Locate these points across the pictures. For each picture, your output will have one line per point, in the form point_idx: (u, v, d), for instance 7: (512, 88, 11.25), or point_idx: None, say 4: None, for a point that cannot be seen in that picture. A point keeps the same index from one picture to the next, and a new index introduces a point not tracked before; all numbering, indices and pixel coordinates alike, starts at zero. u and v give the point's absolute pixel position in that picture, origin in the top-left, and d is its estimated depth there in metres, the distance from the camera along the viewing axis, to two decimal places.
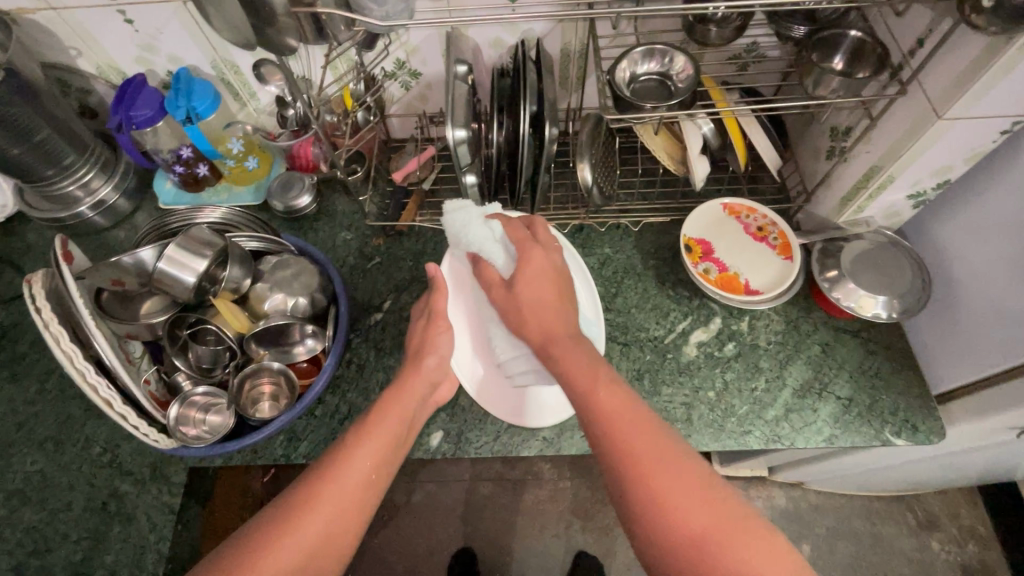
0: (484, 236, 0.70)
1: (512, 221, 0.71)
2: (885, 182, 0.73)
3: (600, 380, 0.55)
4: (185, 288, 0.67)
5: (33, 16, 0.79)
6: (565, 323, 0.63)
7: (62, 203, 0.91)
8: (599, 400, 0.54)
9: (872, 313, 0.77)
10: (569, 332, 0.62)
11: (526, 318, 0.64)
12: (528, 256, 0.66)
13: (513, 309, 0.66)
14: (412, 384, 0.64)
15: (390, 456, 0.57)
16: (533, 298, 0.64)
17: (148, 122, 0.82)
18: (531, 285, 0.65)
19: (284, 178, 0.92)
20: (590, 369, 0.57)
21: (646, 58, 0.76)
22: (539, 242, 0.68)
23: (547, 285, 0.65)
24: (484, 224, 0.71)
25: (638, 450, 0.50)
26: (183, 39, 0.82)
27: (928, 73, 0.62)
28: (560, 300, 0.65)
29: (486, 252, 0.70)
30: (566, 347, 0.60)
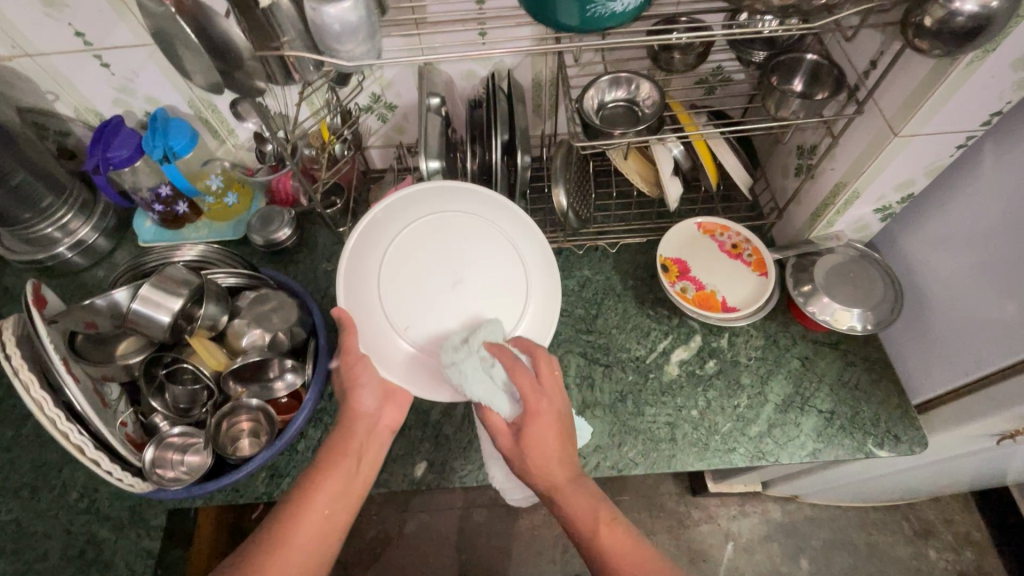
0: (487, 385, 0.62)
1: (517, 364, 0.62)
2: (851, 198, 0.74)
3: (603, 522, 0.58)
4: (161, 328, 0.67)
5: (8, 64, 0.80)
6: (565, 470, 0.61)
7: (40, 245, 0.91)
8: (605, 539, 0.57)
9: (847, 326, 0.78)
10: (568, 477, 0.60)
11: (534, 471, 0.60)
12: (538, 413, 0.60)
13: (517, 458, 0.61)
14: (355, 424, 0.63)
15: (341, 504, 0.59)
16: (536, 457, 0.60)
17: (125, 162, 0.83)
18: (534, 446, 0.60)
19: (263, 213, 0.93)
20: (593, 506, 0.59)
21: (613, 86, 0.78)
22: (543, 387, 0.62)
23: (552, 439, 0.61)
24: (487, 370, 0.63)
25: (626, 565, 0.56)
26: (160, 80, 0.83)
27: (882, 92, 0.64)
28: (564, 446, 0.61)
29: (489, 404, 0.62)
30: (575, 493, 0.60)
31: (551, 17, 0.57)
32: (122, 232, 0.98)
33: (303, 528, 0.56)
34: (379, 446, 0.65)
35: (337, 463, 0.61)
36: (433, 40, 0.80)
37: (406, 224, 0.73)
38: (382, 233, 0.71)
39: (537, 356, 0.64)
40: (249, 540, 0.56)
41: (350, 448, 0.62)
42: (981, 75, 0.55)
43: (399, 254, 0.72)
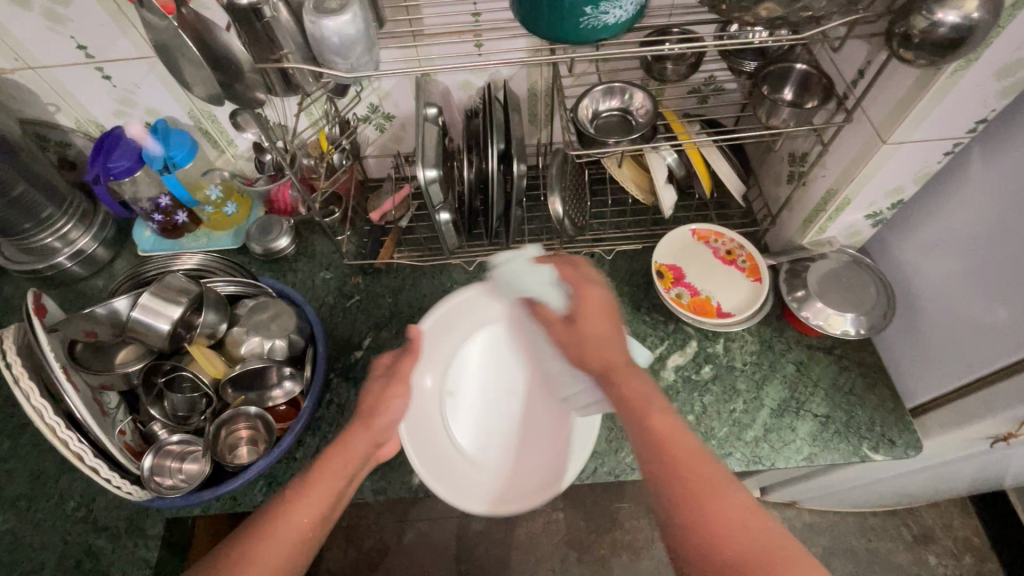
0: (537, 282, 0.73)
1: (563, 261, 0.69)
2: (842, 204, 0.76)
3: (656, 401, 0.55)
4: (160, 336, 0.67)
5: (11, 77, 0.81)
6: (623, 352, 0.61)
7: (40, 255, 0.91)
8: (657, 421, 0.54)
9: (840, 330, 0.78)
10: (626, 360, 0.60)
11: (589, 350, 0.62)
12: (587, 294, 0.65)
13: (574, 341, 0.64)
14: (353, 443, 0.61)
15: (325, 521, 0.54)
16: (591, 337, 0.62)
17: (125, 172, 0.84)
18: (590, 320, 0.63)
19: (262, 222, 0.95)
20: (646, 398, 0.56)
21: (607, 96, 0.79)
22: (586, 277, 0.66)
23: (604, 318, 0.63)
24: (540, 270, 0.73)
25: (678, 442, 0.51)
26: (161, 92, 0.85)
27: (870, 101, 0.66)
28: (617, 330, 0.63)
29: (545, 298, 0.71)
30: (629, 375, 0.59)
31: (543, 28, 0.58)
32: (121, 242, 0.99)
33: (286, 537, 0.51)
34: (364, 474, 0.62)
35: (328, 476, 0.56)
36: (430, 52, 0.81)
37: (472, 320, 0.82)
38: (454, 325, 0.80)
39: (580, 266, 0.68)
40: (223, 543, 0.50)
41: (348, 465, 0.59)
42: (965, 83, 0.57)
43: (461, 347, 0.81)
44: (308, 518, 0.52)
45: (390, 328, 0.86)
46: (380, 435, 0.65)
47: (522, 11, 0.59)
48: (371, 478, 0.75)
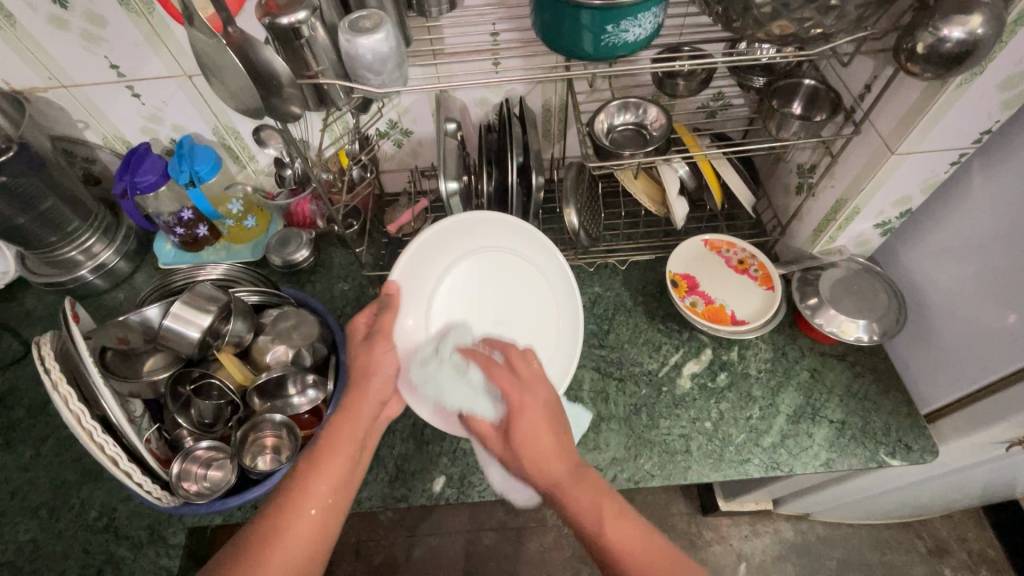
0: (466, 390, 0.66)
1: (491, 362, 0.66)
2: (851, 214, 0.78)
3: (606, 513, 0.55)
4: (190, 343, 0.68)
5: (44, 94, 0.83)
6: (562, 457, 0.59)
7: (64, 267, 0.93)
8: (609, 535, 0.54)
9: (854, 337, 0.80)
10: (567, 465, 0.58)
11: (530, 471, 0.58)
12: (521, 403, 0.61)
13: (510, 458, 0.61)
14: (358, 409, 0.62)
15: (344, 490, 0.57)
16: (532, 448, 0.59)
17: (151, 186, 0.86)
18: (525, 431, 0.60)
19: (282, 235, 0.97)
20: (595, 499, 0.56)
21: (622, 110, 0.82)
22: (523, 380, 0.64)
23: (543, 429, 0.60)
24: (462, 376, 0.67)
25: (632, 558, 0.52)
26: (188, 110, 0.87)
27: (877, 113, 0.68)
28: (563, 441, 0.60)
29: (471, 409, 0.65)
30: (576, 491, 0.57)
31: (566, 45, 0.61)
32: (142, 255, 1.01)
33: (309, 507, 0.54)
34: (374, 436, 0.65)
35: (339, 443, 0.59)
36: (450, 70, 0.84)
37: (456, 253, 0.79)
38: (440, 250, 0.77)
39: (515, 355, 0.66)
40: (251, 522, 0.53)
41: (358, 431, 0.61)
42: (970, 96, 0.59)
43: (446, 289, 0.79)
44: (328, 492, 0.55)
45: None
46: (383, 394, 0.65)
47: (544, 27, 0.62)
48: (392, 486, 0.76)
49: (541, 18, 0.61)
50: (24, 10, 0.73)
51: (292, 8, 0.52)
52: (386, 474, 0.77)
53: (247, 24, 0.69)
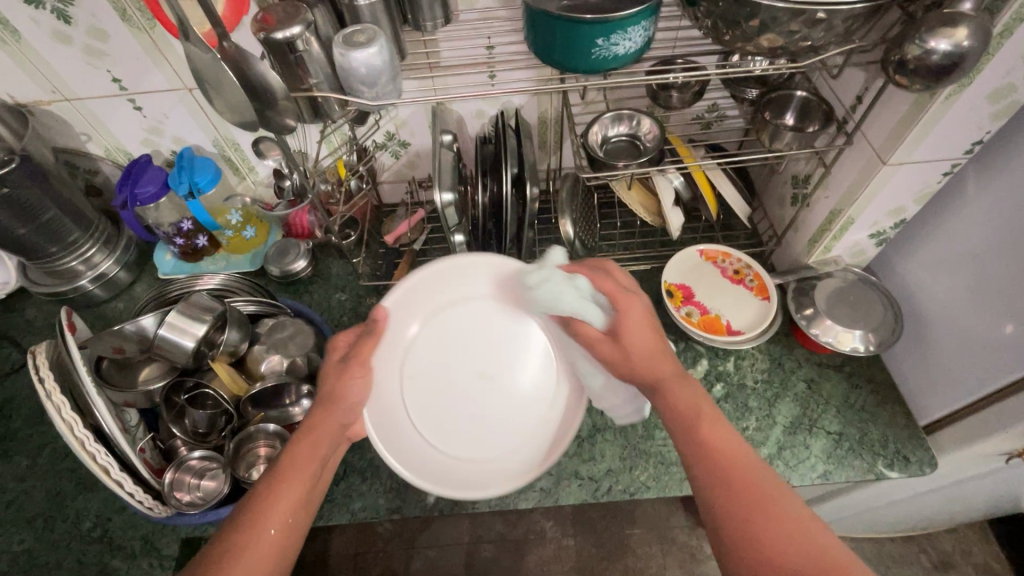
0: (576, 296, 0.64)
1: (596, 274, 0.63)
2: (845, 224, 0.78)
3: (704, 418, 0.56)
4: (184, 353, 0.69)
5: (48, 107, 0.85)
6: (667, 359, 0.59)
7: (64, 277, 0.94)
8: (704, 435, 0.55)
9: (850, 347, 0.79)
10: (672, 370, 0.59)
11: (634, 365, 0.59)
12: (628, 310, 0.60)
13: (620, 359, 0.60)
14: (324, 424, 0.58)
15: (303, 509, 0.54)
16: (636, 348, 0.59)
17: (151, 198, 0.88)
18: (634, 331, 0.60)
19: (280, 245, 0.98)
20: (694, 404, 0.57)
21: (615, 122, 0.82)
22: (624, 286, 0.62)
23: (647, 329, 0.60)
24: (570, 283, 0.65)
25: (735, 459, 0.53)
26: (188, 122, 0.88)
27: (868, 125, 0.69)
28: (660, 340, 0.61)
29: (581, 314, 0.63)
30: (678, 394, 0.58)
31: (559, 57, 0.62)
32: (142, 265, 1.02)
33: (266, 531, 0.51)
34: (340, 452, 0.62)
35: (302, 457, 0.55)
36: (446, 82, 0.85)
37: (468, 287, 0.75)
38: (472, 279, 0.74)
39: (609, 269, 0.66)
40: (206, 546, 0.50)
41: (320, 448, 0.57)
42: (959, 107, 0.60)
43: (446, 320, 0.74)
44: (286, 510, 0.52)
45: None
46: (348, 417, 0.61)
47: (536, 41, 0.63)
48: (385, 497, 0.75)
49: (533, 32, 0.62)
50: (29, 26, 0.74)
51: (287, 22, 0.53)
52: (380, 485, 0.76)
53: (241, 40, 0.69)
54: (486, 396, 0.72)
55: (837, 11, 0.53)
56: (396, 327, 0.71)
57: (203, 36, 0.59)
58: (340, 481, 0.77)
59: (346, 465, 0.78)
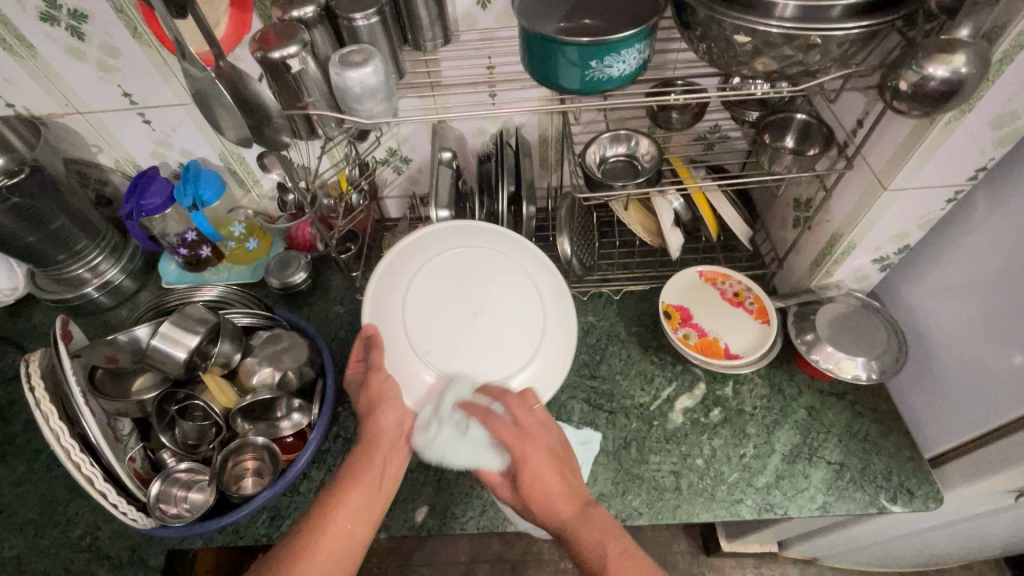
0: (471, 446, 0.64)
1: (491, 414, 0.65)
2: (846, 249, 0.76)
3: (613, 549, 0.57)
4: (176, 364, 0.68)
5: (61, 120, 0.87)
6: (571, 499, 0.61)
7: (71, 285, 0.96)
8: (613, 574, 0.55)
9: (851, 375, 0.77)
10: (577, 506, 0.61)
11: (539, 507, 0.61)
12: (523, 451, 0.62)
13: (521, 503, 0.62)
14: (379, 437, 0.65)
15: (365, 516, 0.60)
16: (539, 489, 0.61)
17: (156, 209, 0.89)
18: (529, 478, 0.61)
19: (282, 258, 0.99)
20: (608, 535, 0.58)
21: (613, 142, 0.82)
22: (524, 430, 0.64)
23: (548, 472, 0.62)
24: (463, 435, 0.65)
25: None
26: (195, 135, 0.90)
27: (869, 149, 0.68)
28: (567, 479, 0.63)
29: (482, 464, 0.64)
30: (589, 534, 0.58)
31: (553, 79, 0.62)
32: (147, 274, 1.04)
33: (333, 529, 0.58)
34: (401, 461, 0.66)
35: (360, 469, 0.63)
36: (447, 101, 0.86)
37: (426, 254, 0.74)
38: (462, 237, 0.75)
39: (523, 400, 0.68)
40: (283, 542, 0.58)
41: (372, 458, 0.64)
42: (960, 134, 0.58)
43: (423, 286, 0.74)
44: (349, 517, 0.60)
45: None
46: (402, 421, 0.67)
47: (532, 62, 0.63)
48: None
49: (528, 54, 0.62)
50: (44, 42, 0.77)
51: (283, 42, 0.54)
52: None
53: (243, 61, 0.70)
54: (491, 326, 0.74)
55: (831, 36, 0.52)
56: (382, 323, 0.70)
57: (201, 54, 0.63)
58: None
59: None
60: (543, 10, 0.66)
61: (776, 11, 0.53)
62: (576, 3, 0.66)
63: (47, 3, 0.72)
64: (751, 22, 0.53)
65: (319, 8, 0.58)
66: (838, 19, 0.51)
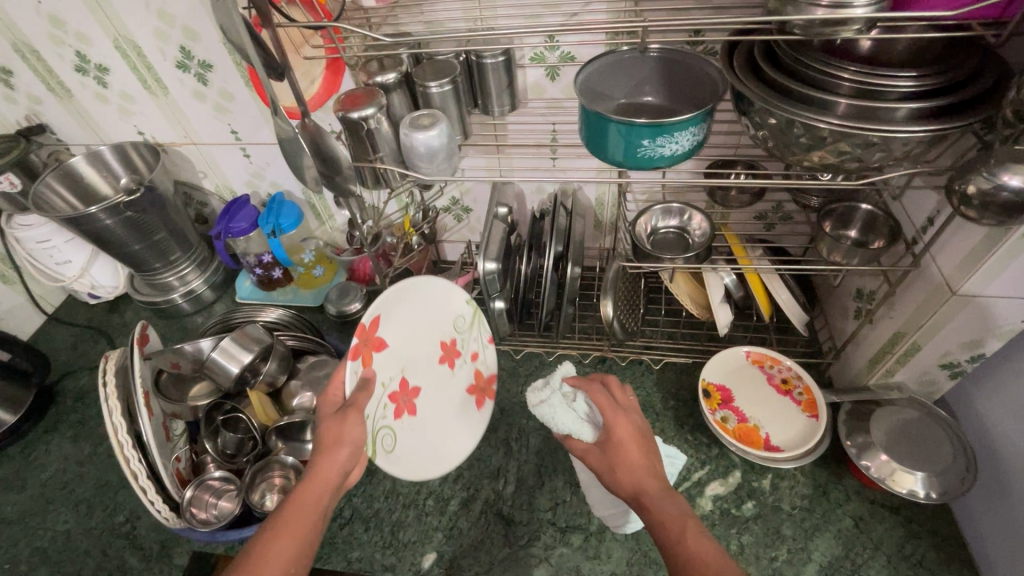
0: (572, 418, 0.67)
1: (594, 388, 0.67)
2: (910, 350, 0.71)
3: (688, 530, 0.53)
4: (228, 376, 0.75)
5: (178, 148, 1.01)
6: (655, 476, 0.59)
7: (162, 290, 1.09)
8: (689, 545, 0.52)
9: (907, 490, 0.69)
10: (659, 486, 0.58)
11: (618, 476, 0.60)
12: (614, 425, 0.62)
13: (607, 469, 0.62)
14: (318, 481, 0.54)
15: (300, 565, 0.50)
16: (619, 456, 0.61)
17: (241, 232, 1.00)
18: (617, 444, 0.61)
19: (342, 287, 1.06)
20: (680, 515, 0.54)
21: (665, 214, 0.83)
22: (622, 407, 0.64)
23: (632, 444, 0.61)
24: (569, 404, 0.69)
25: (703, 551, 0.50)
26: (284, 170, 1.01)
27: (939, 249, 0.64)
28: (651, 460, 0.60)
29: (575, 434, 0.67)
30: (658, 505, 0.56)
31: (607, 153, 0.64)
32: (224, 287, 1.15)
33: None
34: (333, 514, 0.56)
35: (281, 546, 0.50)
36: (510, 161, 0.91)
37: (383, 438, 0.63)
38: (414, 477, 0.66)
39: (607, 383, 0.68)
40: None
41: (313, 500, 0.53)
42: None
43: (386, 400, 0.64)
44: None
45: None
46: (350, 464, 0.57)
47: (588, 134, 0.66)
48: (383, 552, 0.76)
49: (583, 126, 0.66)
50: (176, 84, 0.90)
51: (365, 104, 0.61)
52: (381, 537, 0.77)
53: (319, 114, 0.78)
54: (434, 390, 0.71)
55: (894, 138, 0.51)
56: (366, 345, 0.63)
57: (287, 108, 0.70)
58: (345, 525, 0.79)
59: (353, 510, 0.80)
60: (606, 88, 0.69)
61: (839, 109, 0.53)
62: (640, 81, 0.69)
63: (183, 54, 0.85)
64: (807, 117, 0.53)
65: (400, 75, 0.66)
66: (903, 122, 0.51)
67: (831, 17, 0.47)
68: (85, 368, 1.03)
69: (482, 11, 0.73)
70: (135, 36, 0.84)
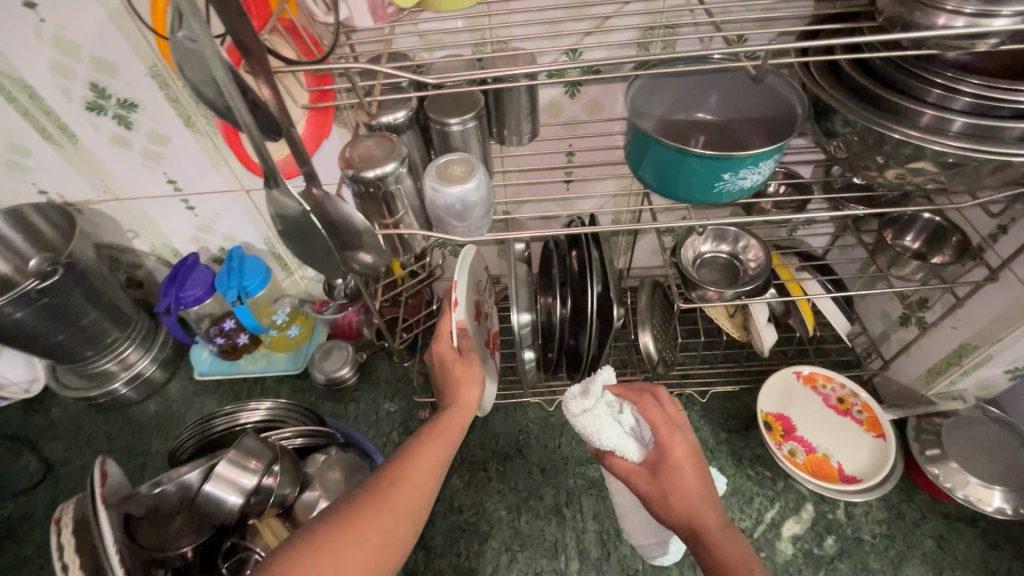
0: (618, 433, 0.56)
1: (646, 398, 0.57)
2: (980, 361, 0.68)
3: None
4: (230, 508, 0.59)
5: (97, 206, 0.80)
6: (712, 505, 0.49)
7: (97, 380, 0.88)
8: None
9: (993, 508, 0.66)
10: (716, 519, 0.48)
11: (671, 505, 0.50)
12: (669, 443, 0.53)
13: (655, 497, 0.51)
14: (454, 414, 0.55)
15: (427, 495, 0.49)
16: (674, 480, 0.51)
17: (196, 301, 0.82)
18: (672, 470, 0.51)
19: (325, 346, 0.91)
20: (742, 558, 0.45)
21: (715, 240, 0.77)
22: (674, 420, 0.55)
23: (687, 469, 0.51)
24: (614, 416, 0.58)
25: None
26: (241, 221, 0.84)
27: (1020, 260, 0.60)
28: (707, 487, 0.51)
29: (620, 450, 0.56)
30: (720, 536, 0.47)
31: (672, 189, 0.54)
32: (177, 363, 0.95)
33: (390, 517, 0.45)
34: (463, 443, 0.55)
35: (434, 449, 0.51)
36: (518, 188, 0.80)
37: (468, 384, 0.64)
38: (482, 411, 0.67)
39: (658, 395, 0.58)
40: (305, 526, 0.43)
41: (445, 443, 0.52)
42: None
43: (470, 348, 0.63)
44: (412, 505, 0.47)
45: (462, 474, 0.80)
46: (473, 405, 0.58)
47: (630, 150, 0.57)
48: None
49: (626, 143, 0.56)
50: (87, 130, 0.70)
51: (381, 159, 0.47)
52: None
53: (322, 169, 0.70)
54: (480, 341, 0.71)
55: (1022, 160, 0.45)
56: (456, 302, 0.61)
57: (284, 167, 0.62)
58: None
59: None
60: (651, 103, 0.59)
61: (922, 121, 0.47)
62: (687, 98, 0.60)
63: (95, 92, 0.65)
64: (884, 127, 0.47)
65: (411, 112, 0.52)
66: (1016, 143, 0.45)
67: (971, 29, 0.40)
68: (6, 493, 0.81)
69: (491, 21, 0.61)
70: (23, 73, 0.63)
